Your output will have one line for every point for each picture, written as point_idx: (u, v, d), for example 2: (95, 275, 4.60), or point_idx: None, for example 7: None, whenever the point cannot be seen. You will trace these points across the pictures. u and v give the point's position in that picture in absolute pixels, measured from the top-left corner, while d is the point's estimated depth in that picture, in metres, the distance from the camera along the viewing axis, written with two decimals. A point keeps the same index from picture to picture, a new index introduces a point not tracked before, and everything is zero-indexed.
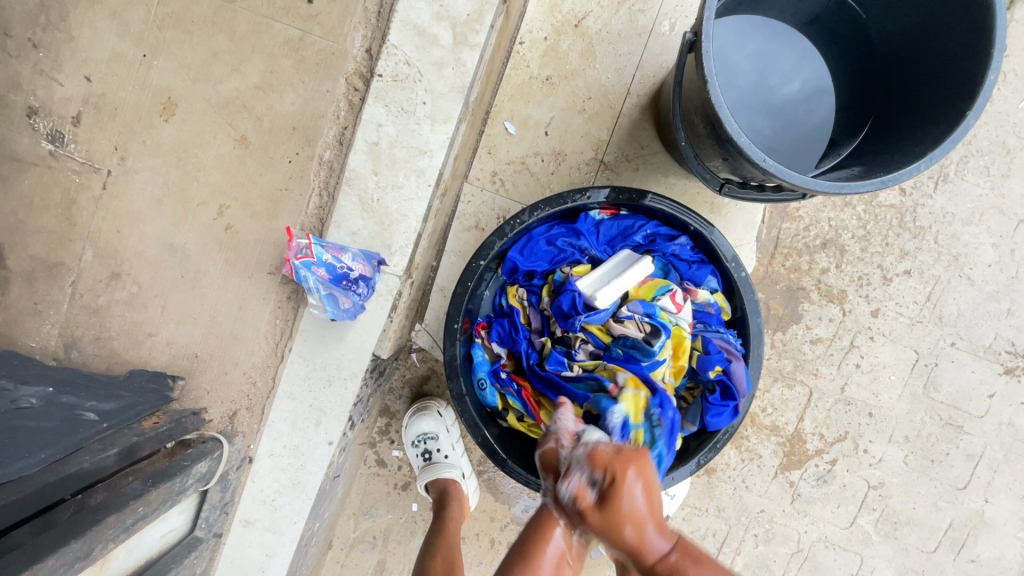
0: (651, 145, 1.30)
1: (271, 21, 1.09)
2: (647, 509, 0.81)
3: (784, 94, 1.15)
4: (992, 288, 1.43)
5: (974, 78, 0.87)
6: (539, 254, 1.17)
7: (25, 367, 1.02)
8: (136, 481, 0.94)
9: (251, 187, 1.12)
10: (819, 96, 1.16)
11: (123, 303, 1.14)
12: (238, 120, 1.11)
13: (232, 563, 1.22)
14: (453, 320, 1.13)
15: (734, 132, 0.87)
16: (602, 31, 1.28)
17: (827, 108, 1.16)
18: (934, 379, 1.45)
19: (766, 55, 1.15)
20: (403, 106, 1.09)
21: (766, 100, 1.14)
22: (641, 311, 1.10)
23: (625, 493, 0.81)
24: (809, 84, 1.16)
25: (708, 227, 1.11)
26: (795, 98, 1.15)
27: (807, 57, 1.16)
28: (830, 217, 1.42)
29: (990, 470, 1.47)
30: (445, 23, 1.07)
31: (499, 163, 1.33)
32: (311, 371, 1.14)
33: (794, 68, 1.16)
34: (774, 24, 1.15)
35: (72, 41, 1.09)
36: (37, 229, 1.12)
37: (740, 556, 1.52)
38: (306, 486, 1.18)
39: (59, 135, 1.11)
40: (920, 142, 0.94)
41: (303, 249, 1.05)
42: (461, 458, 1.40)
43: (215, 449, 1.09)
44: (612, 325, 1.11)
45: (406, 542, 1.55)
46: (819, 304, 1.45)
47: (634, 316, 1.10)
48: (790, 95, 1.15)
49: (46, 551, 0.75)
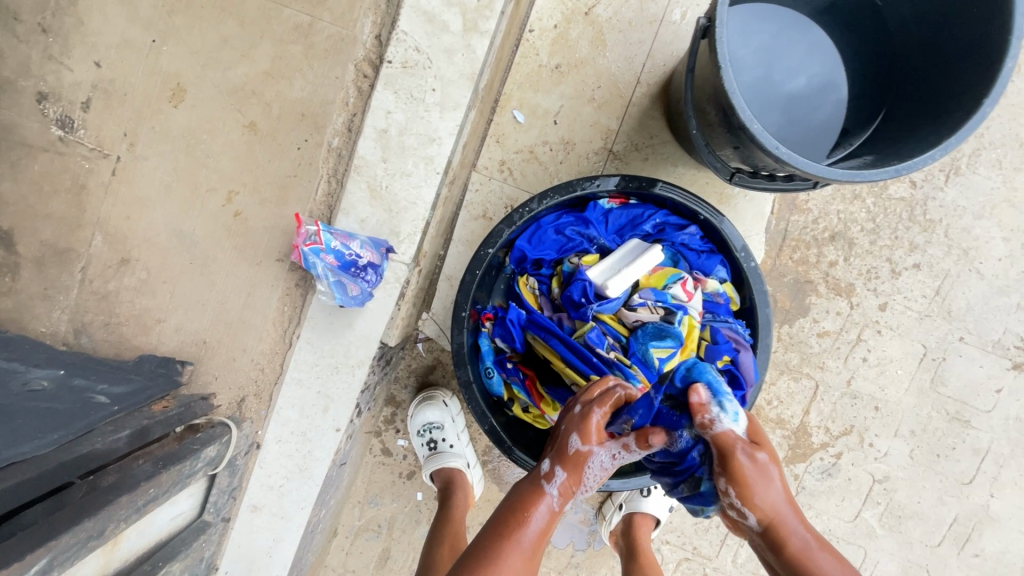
0: (660, 135, 1.30)
1: (281, 6, 1.09)
2: (776, 497, 0.76)
3: (786, 91, 1.13)
4: (1002, 282, 1.42)
5: (992, 65, 0.86)
6: (547, 243, 1.17)
7: (35, 351, 1.03)
8: (147, 464, 0.96)
9: (260, 173, 1.12)
10: (829, 89, 1.14)
11: (132, 289, 1.15)
12: (247, 106, 1.11)
13: (239, 548, 1.22)
14: (460, 309, 1.13)
15: (747, 119, 0.86)
16: (613, 19, 1.27)
17: (834, 102, 1.14)
18: (942, 373, 1.45)
19: (773, 50, 1.13)
20: (412, 93, 1.08)
21: (771, 97, 1.13)
22: (653, 298, 1.11)
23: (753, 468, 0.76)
24: (818, 78, 1.14)
25: (718, 217, 1.10)
26: (802, 93, 1.14)
27: (816, 51, 1.14)
28: (839, 209, 1.41)
29: (996, 464, 1.46)
30: (455, 9, 1.06)
31: (508, 153, 1.32)
32: (319, 358, 1.14)
33: (800, 65, 1.14)
34: (782, 13, 1.14)
35: (82, 26, 1.09)
36: (47, 214, 1.13)
37: (744, 549, 1.53)
38: (313, 473, 1.19)
39: (69, 120, 1.11)
40: (935, 131, 0.93)
41: (311, 236, 1.03)
42: (465, 447, 1.41)
43: (224, 433, 1.09)
44: (625, 312, 1.12)
45: (410, 530, 1.56)
46: (826, 297, 1.44)
47: (646, 303, 1.11)
48: (796, 90, 1.14)
49: (60, 529, 0.76)
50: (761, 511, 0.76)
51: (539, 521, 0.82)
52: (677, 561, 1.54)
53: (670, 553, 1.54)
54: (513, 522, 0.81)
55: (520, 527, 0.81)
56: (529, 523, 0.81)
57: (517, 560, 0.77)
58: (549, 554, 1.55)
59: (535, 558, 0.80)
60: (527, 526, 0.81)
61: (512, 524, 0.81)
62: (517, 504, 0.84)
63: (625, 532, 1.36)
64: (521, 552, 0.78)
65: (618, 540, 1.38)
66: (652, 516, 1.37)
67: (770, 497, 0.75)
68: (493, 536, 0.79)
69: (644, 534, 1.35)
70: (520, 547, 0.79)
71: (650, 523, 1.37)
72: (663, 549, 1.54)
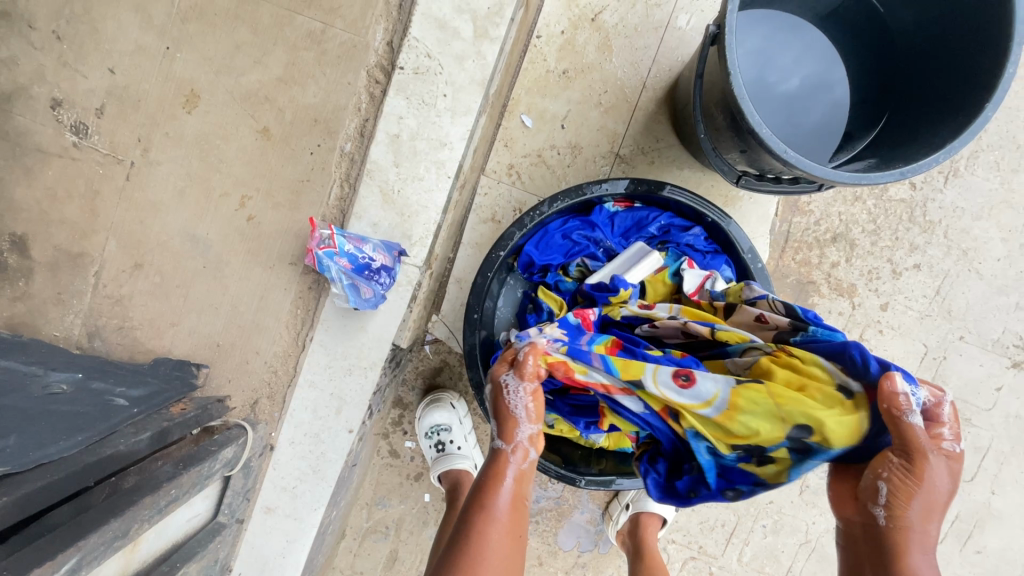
0: (666, 139, 1.32)
1: (293, 14, 1.10)
2: (934, 510, 0.64)
3: (785, 91, 1.15)
4: (1001, 282, 1.44)
5: (993, 72, 0.89)
6: (554, 247, 1.19)
7: (54, 355, 1.04)
8: (167, 465, 0.97)
9: (273, 178, 1.13)
10: (824, 89, 1.17)
11: (146, 292, 1.16)
12: (260, 112, 1.12)
13: (252, 549, 1.23)
14: (473, 311, 1.16)
15: (756, 124, 0.88)
16: (619, 25, 1.30)
17: (827, 103, 1.17)
18: (943, 372, 1.47)
19: (767, 51, 1.15)
20: (424, 98, 1.10)
21: (764, 97, 1.15)
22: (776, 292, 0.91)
23: (940, 474, 0.64)
24: (810, 79, 1.17)
25: (725, 218, 1.13)
26: (796, 94, 1.16)
27: (807, 53, 1.17)
28: (840, 211, 1.43)
29: (997, 461, 1.48)
30: (466, 16, 1.09)
31: (516, 157, 1.34)
32: (332, 360, 1.16)
33: (794, 66, 1.16)
34: (774, 15, 1.16)
35: (96, 34, 1.11)
36: (61, 219, 1.14)
37: (749, 547, 1.54)
38: (326, 474, 1.20)
39: (82, 127, 1.12)
40: (939, 135, 0.95)
41: (325, 240, 1.06)
42: (473, 449, 1.42)
43: (240, 435, 1.11)
44: (744, 308, 0.92)
45: (418, 532, 1.57)
46: (828, 297, 1.46)
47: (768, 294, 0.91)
48: (792, 91, 1.16)
49: (88, 530, 0.76)
50: (902, 511, 0.63)
51: (508, 482, 0.79)
52: (683, 561, 1.56)
53: (676, 552, 1.55)
54: (483, 493, 0.78)
55: (489, 498, 0.77)
56: (499, 490, 0.78)
57: (496, 529, 0.73)
58: (556, 555, 1.57)
59: (517, 524, 0.76)
60: (498, 493, 0.78)
61: (472, 497, 0.78)
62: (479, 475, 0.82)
63: (632, 532, 1.37)
64: (498, 518, 0.74)
65: (625, 540, 1.39)
66: (658, 516, 1.38)
67: (941, 502, 0.64)
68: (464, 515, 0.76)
69: (651, 533, 1.35)
70: (495, 516, 0.75)
71: (657, 523, 1.37)
72: (669, 548, 1.55)
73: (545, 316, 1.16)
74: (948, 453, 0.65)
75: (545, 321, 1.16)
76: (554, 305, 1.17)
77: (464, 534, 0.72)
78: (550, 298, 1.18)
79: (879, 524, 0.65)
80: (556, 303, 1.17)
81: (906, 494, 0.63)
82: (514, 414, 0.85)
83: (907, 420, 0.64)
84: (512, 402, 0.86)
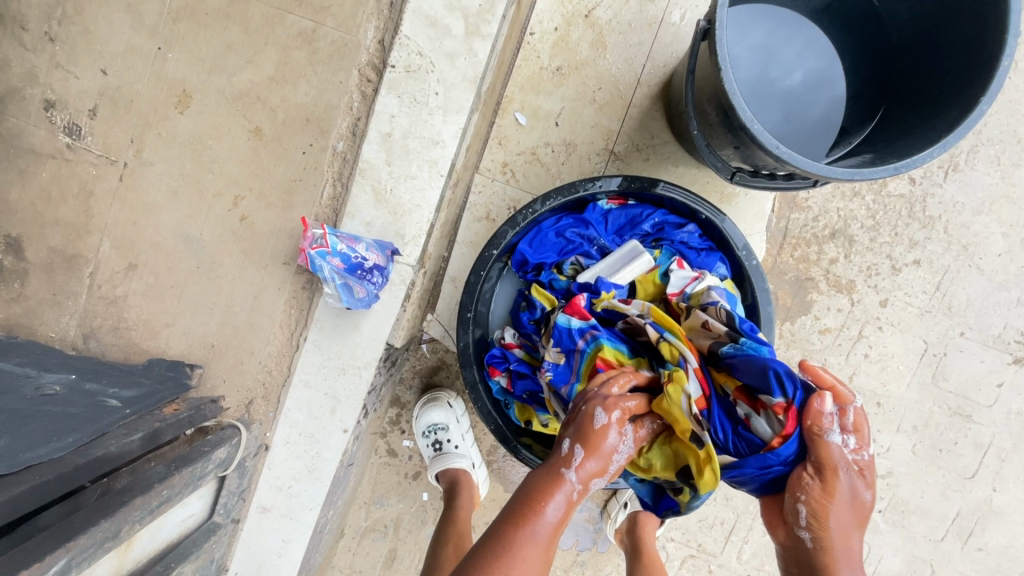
0: (661, 135, 1.31)
1: (284, 13, 1.10)
2: (852, 525, 0.67)
3: (786, 86, 1.15)
4: (1002, 278, 1.43)
5: (989, 64, 0.88)
6: (548, 245, 1.18)
7: (47, 356, 1.04)
8: (159, 466, 0.97)
9: (266, 178, 1.13)
10: (826, 85, 1.16)
11: (140, 293, 1.16)
12: (252, 112, 1.12)
13: (248, 549, 1.24)
14: (465, 310, 1.15)
15: (747, 119, 0.87)
16: (613, 21, 1.29)
17: (829, 99, 1.16)
18: (943, 368, 1.46)
19: (768, 46, 1.14)
20: (415, 97, 1.10)
21: (764, 92, 1.14)
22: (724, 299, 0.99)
23: (854, 491, 0.67)
24: (813, 74, 1.16)
25: (719, 215, 1.12)
26: (798, 89, 1.15)
27: (810, 48, 1.16)
28: (838, 206, 1.42)
29: (998, 459, 1.47)
30: (458, 13, 1.08)
31: (510, 155, 1.34)
32: (326, 360, 1.15)
33: (796, 60, 1.15)
34: (782, 12, 1.16)
35: (88, 35, 1.11)
36: (55, 221, 1.14)
37: (748, 545, 1.54)
38: (321, 473, 1.20)
39: (75, 128, 1.12)
40: (934, 129, 0.94)
41: (317, 239, 1.05)
42: (470, 448, 1.42)
43: (233, 436, 1.11)
44: (698, 313, 0.97)
45: (417, 530, 1.57)
46: (827, 294, 1.45)
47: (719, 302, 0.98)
48: (793, 86, 1.15)
49: (78, 531, 0.76)
50: (824, 533, 0.66)
51: (555, 512, 0.73)
52: (682, 559, 1.55)
53: (675, 550, 1.55)
54: (530, 512, 0.72)
55: (535, 518, 0.71)
56: (543, 516, 0.71)
57: (533, 555, 0.69)
58: (555, 553, 1.57)
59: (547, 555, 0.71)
60: (542, 519, 0.71)
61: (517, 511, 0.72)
62: (534, 486, 0.75)
63: (631, 531, 1.35)
64: (538, 547, 0.69)
65: (624, 539, 1.37)
66: (658, 515, 1.35)
67: (858, 518, 0.67)
68: (511, 527, 0.70)
69: (650, 532, 1.33)
70: (536, 539, 0.70)
71: (656, 522, 1.35)
72: (668, 546, 1.55)
73: (538, 314, 1.16)
74: (860, 467, 0.69)
75: (538, 318, 1.16)
76: (545, 302, 1.16)
77: (496, 549, 0.68)
78: (543, 296, 1.17)
79: (805, 546, 0.67)
80: (548, 299, 1.16)
81: (824, 515, 0.66)
82: (606, 455, 0.77)
83: (825, 437, 0.69)
84: (612, 456, 0.78)
